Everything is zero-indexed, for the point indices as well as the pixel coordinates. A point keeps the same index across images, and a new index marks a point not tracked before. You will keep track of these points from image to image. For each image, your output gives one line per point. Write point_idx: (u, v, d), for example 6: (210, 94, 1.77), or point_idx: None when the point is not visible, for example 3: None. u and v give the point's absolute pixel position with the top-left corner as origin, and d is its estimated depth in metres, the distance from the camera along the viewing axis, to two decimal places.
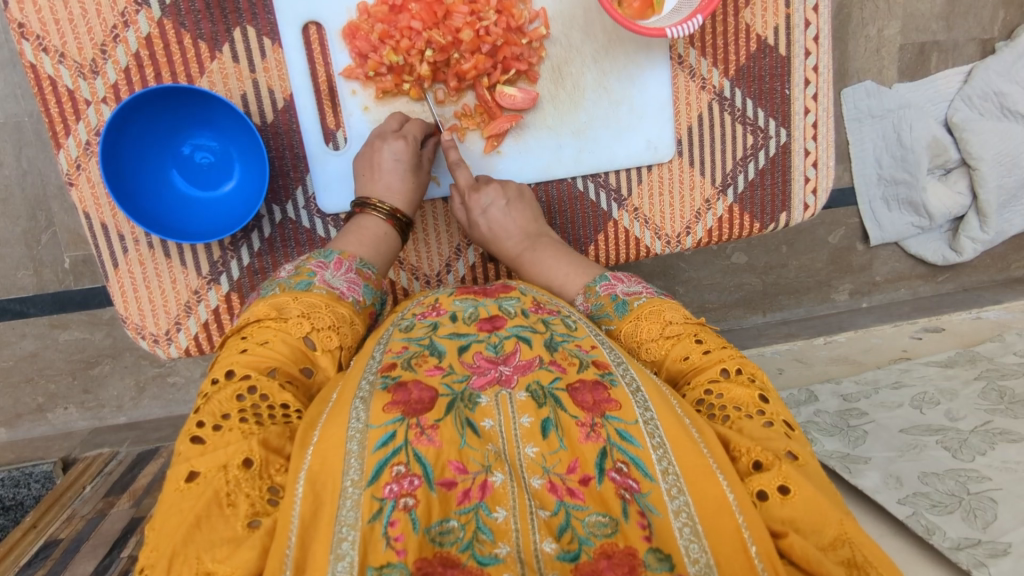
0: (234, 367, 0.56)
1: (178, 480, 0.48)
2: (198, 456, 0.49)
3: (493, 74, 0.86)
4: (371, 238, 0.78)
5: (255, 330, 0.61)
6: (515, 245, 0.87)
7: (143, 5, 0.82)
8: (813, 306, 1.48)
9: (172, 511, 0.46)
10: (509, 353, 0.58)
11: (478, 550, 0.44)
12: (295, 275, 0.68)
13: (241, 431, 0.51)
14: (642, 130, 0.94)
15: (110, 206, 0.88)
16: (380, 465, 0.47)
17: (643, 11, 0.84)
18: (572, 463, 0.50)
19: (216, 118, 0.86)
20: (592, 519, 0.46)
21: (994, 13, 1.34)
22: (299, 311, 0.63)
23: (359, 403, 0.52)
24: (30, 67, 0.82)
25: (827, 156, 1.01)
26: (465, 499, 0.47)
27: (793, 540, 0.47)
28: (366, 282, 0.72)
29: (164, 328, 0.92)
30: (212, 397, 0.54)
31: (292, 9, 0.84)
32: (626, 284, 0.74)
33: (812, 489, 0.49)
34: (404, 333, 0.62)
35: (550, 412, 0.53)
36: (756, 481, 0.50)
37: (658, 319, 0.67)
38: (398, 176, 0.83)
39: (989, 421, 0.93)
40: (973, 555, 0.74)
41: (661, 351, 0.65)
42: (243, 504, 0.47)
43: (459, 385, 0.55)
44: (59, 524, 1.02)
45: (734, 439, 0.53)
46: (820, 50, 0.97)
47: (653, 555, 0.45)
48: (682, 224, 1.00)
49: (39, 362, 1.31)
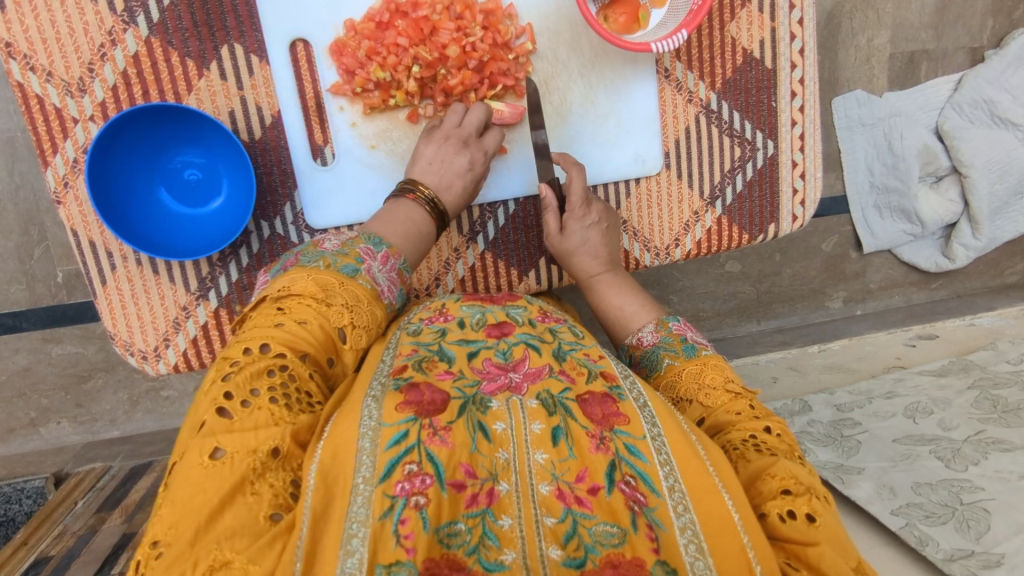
0: (270, 343, 0.54)
1: (202, 455, 0.46)
2: (225, 432, 0.47)
3: (480, 89, 0.88)
4: (414, 234, 0.77)
5: (294, 305, 0.58)
6: (600, 264, 0.87)
7: (131, 24, 0.83)
8: (806, 314, 1.48)
9: (193, 488, 0.44)
10: (518, 360, 0.59)
11: (484, 555, 0.45)
12: (344, 255, 0.66)
13: (271, 413, 0.49)
14: (630, 143, 0.95)
15: (99, 223, 0.88)
16: (391, 464, 0.47)
17: (628, 26, 0.84)
18: (581, 472, 0.50)
19: (204, 135, 0.86)
20: (600, 529, 0.47)
21: (983, 22, 1.34)
22: (343, 300, 0.61)
23: (371, 401, 0.52)
24: (17, 86, 0.83)
25: (814, 167, 1.01)
26: (473, 503, 0.47)
27: (823, 550, 0.47)
28: (403, 286, 0.71)
29: (153, 345, 0.92)
30: (243, 367, 0.52)
31: (279, 28, 0.84)
32: (694, 332, 0.75)
33: (835, 524, 0.50)
34: (413, 337, 0.62)
35: (560, 421, 0.53)
36: (784, 502, 0.51)
37: (721, 373, 0.67)
38: (463, 181, 0.84)
39: (981, 430, 0.93)
40: (966, 566, 0.74)
41: (717, 400, 0.64)
42: (266, 494, 0.45)
43: (470, 389, 0.55)
44: (49, 540, 1.01)
45: (776, 466, 0.53)
46: (806, 62, 0.97)
47: (661, 568, 0.45)
48: (671, 236, 1.00)
49: (31, 377, 1.31)
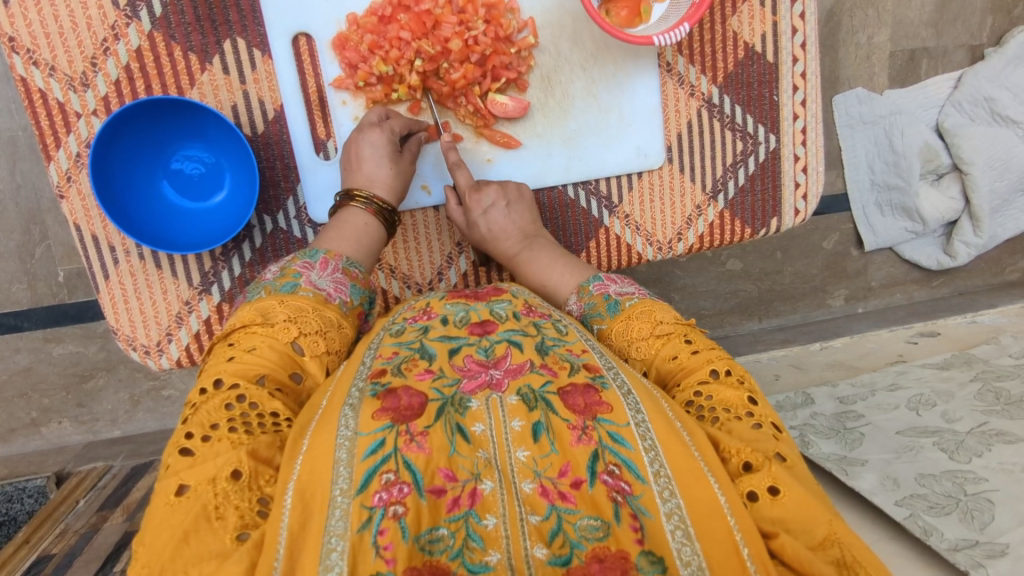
0: (222, 376, 0.56)
1: (168, 494, 0.48)
2: (187, 469, 0.49)
3: (483, 82, 0.87)
4: (352, 231, 0.77)
5: (241, 337, 0.60)
6: (513, 245, 0.87)
7: (134, 19, 0.83)
8: (808, 312, 1.48)
9: (161, 526, 0.45)
10: (500, 357, 0.57)
11: (468, 558, 0.44)
12: (281, 277, 0.67)
13: (230, 441, 0.51)
14: (632, 138, 0.95)
15: (101, 218, 0.88)
16: (368, 474, 0.47)
17: (630, 20, 0.85)
18: (564, 466, 0.49)
19: (206, 129, 0.86)
20: (584, 523, 0.46)
21: (982, 20, 1.34)
22: (286, 315, 0.62)
23: (348, 411, 0.51)
24: (21, 81, 0.83)
25: (816, 161, 1.01)
26: (454, 506, 0.46)
27: (784, 540, 0.46)
28: (354, 281, 0.71)
29: (156, 339, 0.92)
30: (199, 407, 0.54)
31: (282, 22, 0.84)
32: (619, 284, 0.75)
33: (802, 491, 0.49)
34: (395, 338, 0.61)
35: (541, 415, 0.52)
36: (748, 482, 0.50)
37: (648, 319, 0.67)
38: (378, 165, 0.82)
39: (985, 422, 0.93)
40: (971, 556, 0.73)
41: (650, 351, 0.65)
42: (232, 517, 0.46)
43: (450, 388, 0.54)
44: (51, 538, 1.01)
45: (725, 440, 0.53)
46: (808, 56, 0.97)
47: (646, 558, 0.44)
48: (674, 230, 1.00)
49: (32, 377, 1.31)
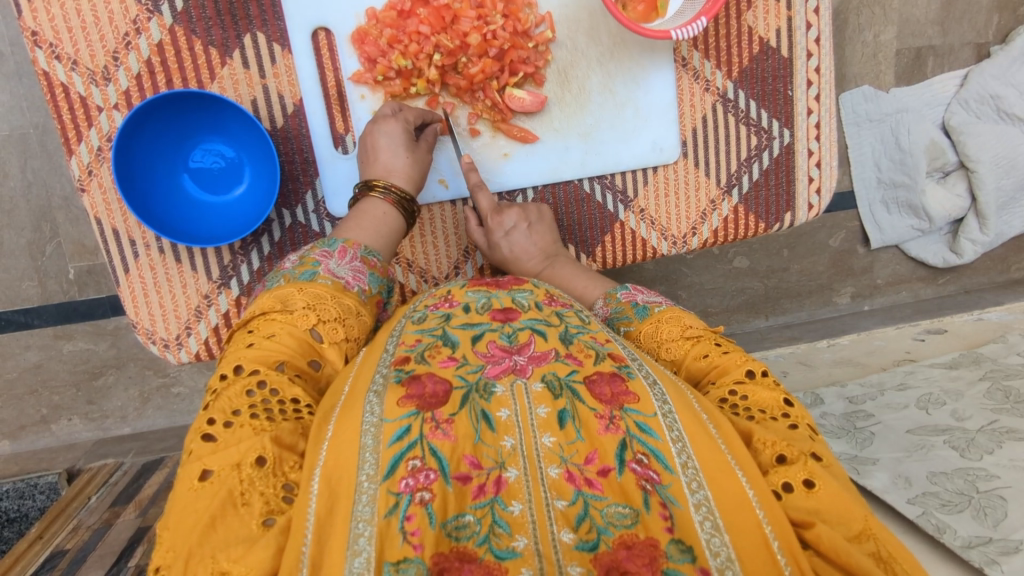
0: (243, 362, 0.56)
1: (191, 479, 0.48)
2: (211, 454, 0.49)
3: (501, 77, 0.88)
4: (371, 221, 0.77)
5: (260, 324, 0.60)
6: (536, 265, 0.89)
7: (155, 13, 0.84)
8: (814, 310, 1.49)
9: (187, 510, 0.46)
10: (523, 344, 0.57)
11: (495, 543, 0.44)
12: (300, 265, 0.67)
13: (253, 427, 0.51)
14: (648, 132, 0.95)
15: (121, 211, 0.88)
16: (395, 460, 0.47)
17: (647, 14, 0.85)
18: (590, 454, 0.49)
19: (226, 123, 0.87)
20: (611, 510, 0.46)
21: (989, 18, 1.35)
22: (305, 303, 0.62)
23: (373, 397, 0.51)
24: (43, 75, 0.83)
25: (829, 156, 1.02)
26: (480, 493, 0.47)
27: (820, 530, 0.47)
28: (372, 270, 0.72)
29: (175, 333, 0.92)
30: (221, 393, 0.54)
31: (302, 17, 0.85)
32: (646, 293, 0.75)
33: (837, 486, 0.49)
34: (417, 325, 0.61)
35: (567, 404, 0.52)
36: (780, 474, 0.50)
37: (677, 323, 0.67)
38: (395, 154, 0.82)
39: (995, 419, 0.93)
40: (985, 552, 0.73)
41: (680, 351, 0.65)
42: (257, 502, 0.46)
43: (473, 375, 0.54)
44: (65, 534, 1.01)
45: (760, 432, 0.53)
46: (821, 51, 0.98)
47: (675, 547, 0.44)
48: (689, 224, 1.01)
49: (43, 373, 1.31)
